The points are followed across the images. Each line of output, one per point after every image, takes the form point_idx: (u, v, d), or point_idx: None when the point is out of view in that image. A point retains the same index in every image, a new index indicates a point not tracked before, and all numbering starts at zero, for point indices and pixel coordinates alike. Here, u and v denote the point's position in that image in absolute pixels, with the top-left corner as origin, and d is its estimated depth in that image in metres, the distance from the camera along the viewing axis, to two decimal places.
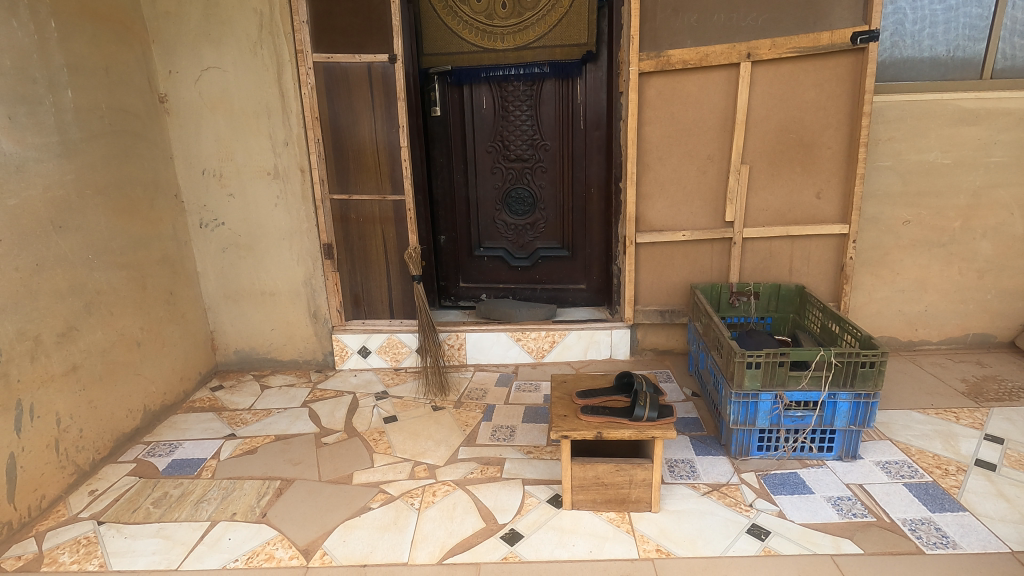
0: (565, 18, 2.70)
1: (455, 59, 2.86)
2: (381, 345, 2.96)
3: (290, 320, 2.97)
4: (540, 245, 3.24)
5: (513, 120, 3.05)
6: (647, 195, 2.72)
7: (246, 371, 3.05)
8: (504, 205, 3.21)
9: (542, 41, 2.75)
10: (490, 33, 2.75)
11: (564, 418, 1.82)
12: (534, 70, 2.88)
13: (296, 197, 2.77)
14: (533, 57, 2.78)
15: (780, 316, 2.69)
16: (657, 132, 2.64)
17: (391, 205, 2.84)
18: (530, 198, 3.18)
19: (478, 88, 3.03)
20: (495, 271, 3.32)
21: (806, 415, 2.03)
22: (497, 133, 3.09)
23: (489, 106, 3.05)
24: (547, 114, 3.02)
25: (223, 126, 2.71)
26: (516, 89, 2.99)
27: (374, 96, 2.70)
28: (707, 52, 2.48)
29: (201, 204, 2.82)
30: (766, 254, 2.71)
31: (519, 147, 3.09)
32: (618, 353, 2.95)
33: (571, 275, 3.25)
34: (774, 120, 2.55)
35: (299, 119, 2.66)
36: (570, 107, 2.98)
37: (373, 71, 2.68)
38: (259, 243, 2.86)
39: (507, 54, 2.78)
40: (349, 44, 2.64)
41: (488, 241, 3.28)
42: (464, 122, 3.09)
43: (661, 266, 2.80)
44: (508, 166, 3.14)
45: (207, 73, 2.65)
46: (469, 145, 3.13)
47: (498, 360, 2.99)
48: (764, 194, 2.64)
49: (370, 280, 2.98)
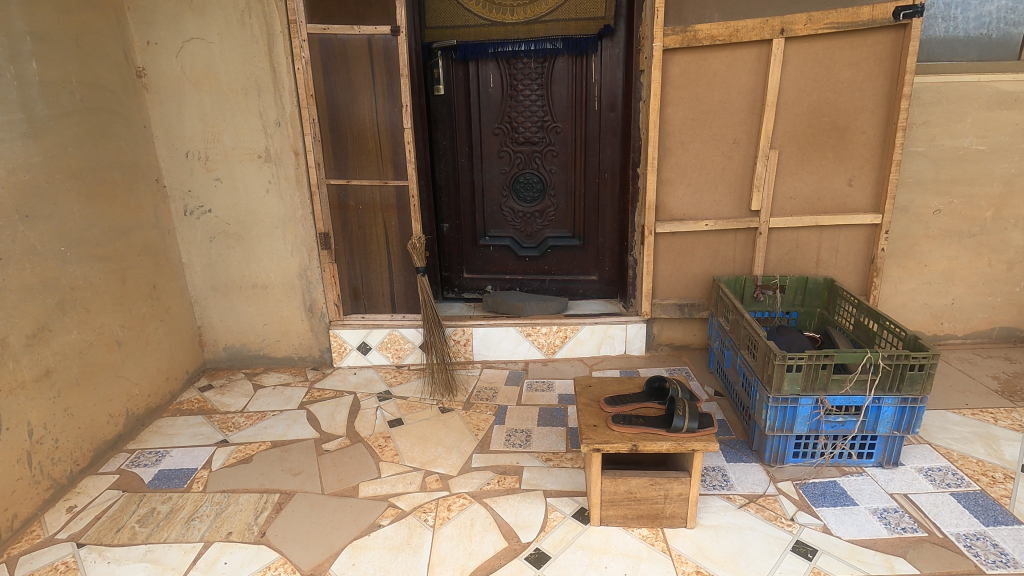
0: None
1: (462, 33, 2.68)
2: (382, 341, 2.78)
3: (285, 314, 2.78)
4: (549, 234, 3.04)
5: (522, 100, 2.85)
6: (667, 181, 2.55)
7: (236, 369, 2.84)
8: (512, 190, 3.01)
9: (554, 15, 2.60)
10: (500, 5, 2.60)
11: (594, 428, 1.66)
12: (546, 45, 2.70)
13: (290, 182, 2.57)
14: (545, 31, 2.63)
15: (806, 311, 2.55)
16: (680, 113, 2.46)
17: (393, 191, 2.59)
18: (539, 184, 2.98)
19: (485, 65, 2.82)
20: (501, 261, 3.13)
21: (848, 421, 1.88)
22: (505, 114, 2.88)
23: (497, 84, 2.84)
24: (559, 93, 2.81)
25: (208, 103, 2.47)
26: (526, 67, 2.79)
27: (374, 72, 2.44)
28: (737, 28, 2.30)
29: (185, 189, 2.58)
30: (793, 245, 2.55)
31: (528, 129, 2.89)
32: (633, 349, 2.83)
33: (582, 265, 3.07)
34: (806, 102, 2.38)
35: (293, 96, 2.44)
36: (583, 86, 2.78)
37: (374, 44, 2.42)
38: (250, 232, 2.65)
39: (517, 28, 2.63)
40: (347, 14, 2.38)
41: (494, 230, 3.09)
42: (469, 101, 2.88)
43: (680, 257, 2.65)
44: (517, 149, 2.93)
45: (189, 45, 2.40)
46: (475, 127, 2.92)
47: (507, 356, 2.84)
48: (794, 180, 2.48)
49: (370, 272, 2.73)
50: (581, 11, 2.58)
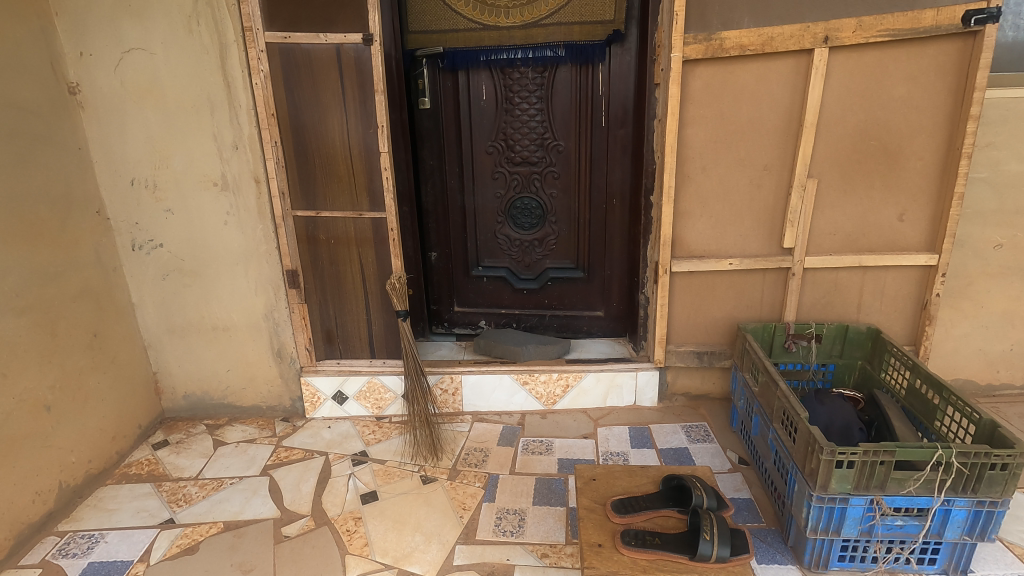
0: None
1: (449, 39, 2.36)
2: (360, 390, 2.47)
3: (250, 359, 2.46)
4: (549, 265, 2.70)
5: (518, 114, 2.49)
6: (686, 213, 2.20)
7: (197, 420, 2.53)
8: (508, 216, 2.66)
9: (554, 18, 2.26)
10: (493, 6, 2.27)
11: (599, 552, 1.33)
12: (545, 53, 2.35)
13: (251, 213, 2.23)
14: (545, 36, 2.29)
15: (845, 363, 2.21)
16: (701, 135, 2.10)
17: (369, 224, 2.24)
18: (538, 209, 2.63)
19: (477, 74, 2.46)
20: (496, 293, 2.80)
21: (909, 524, 1.54)
22: (499, 131, 2.53)
23: (491, 97, 2.49)
24: (561, 107, 2.46)
25: (154, 122, 2.12)
26: (523, 77, 2.43)
27: (344, 87, 2.08)
28: (772, 35, 1.93)
29: (131, 221, 2.25)
30: (831, 287, 2.20)
31: (526, 148, 2.54)
32: (643, 400, 2.49)
33: (586, 299, 2.73)
34: (853, 123, 2.01)
35: (251, 115, 2.10)
36: (589, 99, 2.42)
37: (342, 55, 2.04)
38: (207, 269, 2.32)
39: (512, 32, 2.31)
40: (313, 19, 2.01)
41: (488, 259, 2.75)
42: (459, 116, 2.53)
43: (699, 298, 2.30)
44: (513, 170, 2.58)
45: (129, 56, 2.05)
46: (465, 145, 2.57)
47: (501, 406, 2.51)
48: (835, 213, 2.11)
49: (345, 314, 2.40)
50: (587, 14, 2.23)
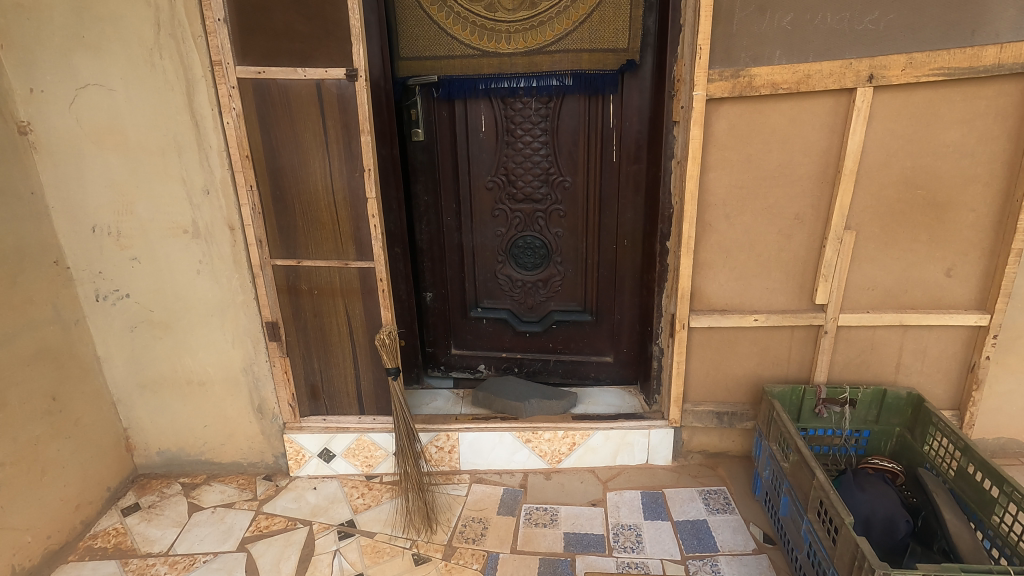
0: (590, 16, 1.98)
1: (445, 66, 2.12)
2: (349, 448, 2.27)
3: (229, 415, 2.27)
4: (554, 307, 2.50)
5: (521, 148, 2.27)
6: (706, 264, 1.98)
7: (173, 478, 2.34)
8: (509, 255, 2.45)
9: (560, 44, 2.04)
10: (493, 31, 2.05)
11: None
12: (551, 82, 2.13)
13: (226, 262, 2.03)
14: (551, 64, 2.06)
15: (881, 430, 2.01)
16: (725, 180, 1.89)
17: (356, 274, 2.03)
18: (542, 248, 2.42)
19: (475, 104, 2.24)
20: (496, 336, 2.60)
21: None
22: (499, 165, 2.32)
23: (491, 128, 2.27)
24: (567, 140, 2.24)
25: (116, 165, 1.91)
26: (525, 108, 2.21)
27: (326, 126, 1.86)
28: (808, 73, 1.71)
29: (94, 271, 2.04)
30: (866, 346, 1.99)
31: (528, 184, 2.32)
32: (656, 458, 2.30)
33: (593, 344, 2.53)
34: (896, 169, 1.79)
35: (223, 158, 1.89)
36: (598, 132, 2.20)
37: (324, 92, 1.83)
38: (180, 321, 2.12)
39: (514, 60, 2.08)
40: (290, 52, 1.79)
41: (488, 300, 2.55)
42: (456, 149, 2.31)
43: (719, 355, 2.10)
44: (515, 208, 2.37)
45: (86, 93, 1.83)
46: (462, 180, 2.36)
47: (502, 465, 2.31)
48: (874, 267, 1.90)
49: (332, 368, 2.20)
50: (597, 40, 2.00)
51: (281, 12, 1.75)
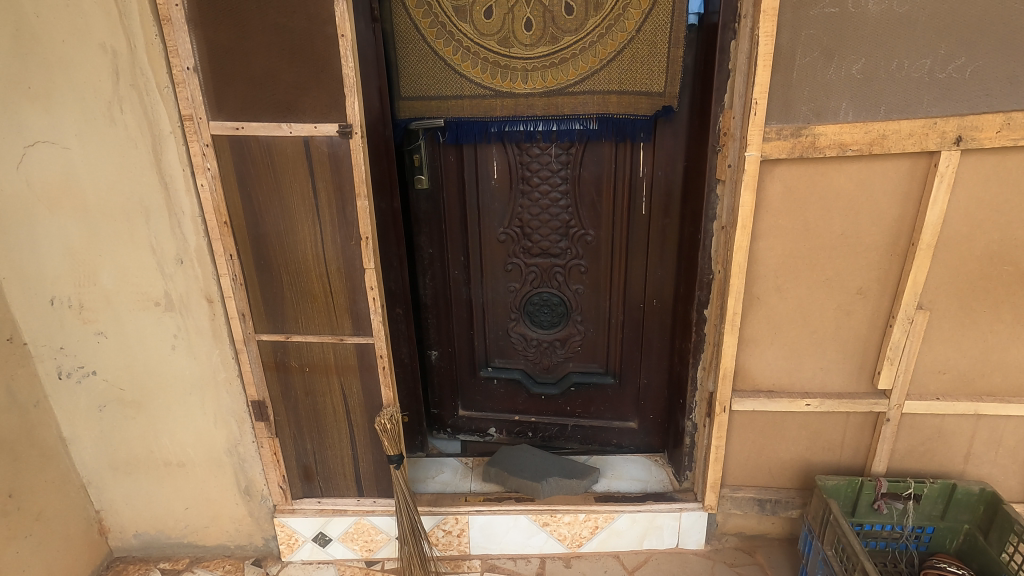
0: (621, 54, 1.72)
1: (452, 107, 1.86)
2: (346, 532, 2.04)
3: (213, 497, 2.03)
4: (573, 368, 2.26)
5: (537, 198, 2.02)
6: (752, 340, 1.74)
7: (152, 563, 2.11)
8: (523, 313, 2.20)
9: (586, 85, 1.77)
10: (507, 69, 1.79)
11: None
12: (573, 126, 1.87)
13: (204, 337, 1.78)
14: (573, 106, 1.80)
15: (947, 527, 1.77)
16: (777, 249, 1.63)
17: (353, 350, 1.79)
18: (560, 306, 2.17)
19: (486, 149, 1.98)
20: (508, 397, 2.36)
21: None
22: (513, 216, 2.06)
23: (503, 176, 2.01)
24: (591, 190, 1.98)
25: (74, 231, 1.65)
26: (543, 154, 1.95)
27: (315, 189, 1.59)
28: (882, 132, 1.46)
29: (55, 347, 1.79)
30: (933, 433, 1.75)
31: (546, 237, 2.07)
32: (688, 542, 2.06)
33: (616, 408, 2.29)
34: (980, 242, 1.54)
35: (198, 224, 1.64)
36: (626, 182, 1.94)
37: (312, 150, 1.55)
38: (154, 399, 1.87)
39: (531, 101, 1.82)
40: (272, 104, 1.52)
41: (499, 360, 2.30)
42: (464, 198, 2.06)
43: (763, 438, 1.86)
44: (530, 262, 2.12)
45: (34, 152, 1.56)
46: (471, 231, 2.10)
47: (516, 548, 2.08)
48: (947, 349, 1.65)
49: (326, 448, 1.96)
50: (627, 81, 1.74)
51: (260, 58, 1.48)
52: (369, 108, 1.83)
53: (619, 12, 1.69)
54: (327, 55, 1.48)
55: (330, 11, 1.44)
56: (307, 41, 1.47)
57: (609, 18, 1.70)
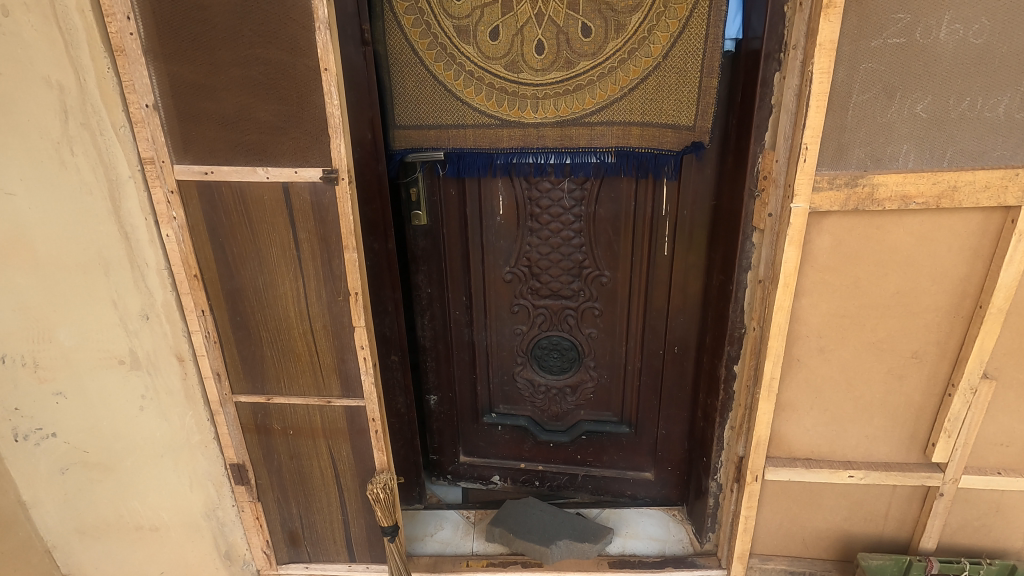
0: (645, 82, 1.52)
1: (453, 137, 1.67)
2: None
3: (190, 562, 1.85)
4: (584, 416, 2.07)
5: (547, 235, 1.82)
6: (789, 406, 1.55)
7: None
8: (530, 357, 2.01)
9: (603, 115, 1.58)
10: (515, 96, 1.60)
11: None
12: (588, 159, 1.67)
13: (176, 398, 1.60)
14: (589, 138, 1.61)
15: None
16: (823, 309, 1.44)
17: (342, 412, 1.60)
18: (570, 351, 1.98)
19: (491, 182, 1.78)
20: (514, 444, 2.17)
21: None
22: (520, 255, 1.86)
23: (509, 211, 1.81)
24: (607, 228, 1.78)
25: (25, 283, 1.42)
26: (554, 189, 1.75)
27: (297, 240, 1.40)
28: (953, 184, 1.27)
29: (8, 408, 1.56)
30: (989, 509, 1.57)
31: (556, 278, 1.87)
32: None
33: (631, 458, 2.11)
34: None
35: (165, 278, 1.45)
36: (646, 221, 1.74)
37: (292, 198, 1.36)
38: (122, 462, 1.68)
39: (542, 132, 1.62)
40: (246, 144, 1.32)
41: (504, 405, 2.12)
42: (466, 235, 1.86)
43: (798, 508, 1.67)
44: (538, 304, 1.92)
45: None
46: (474, 270, 1.91)
47: None
48: (1010, 420, 1.47)
49: (314, 512, 1.78)
50: (650, 112, 1.54)
51: (231, 94, 1.29)
52: (361, 140, 1.61)
53: (643, 35, 1.49)
54: (310, 91, 1.28)
55: (312, 40, 1.24)
56: (285, 75, 1.27)
57: (631, 41, 1.50)
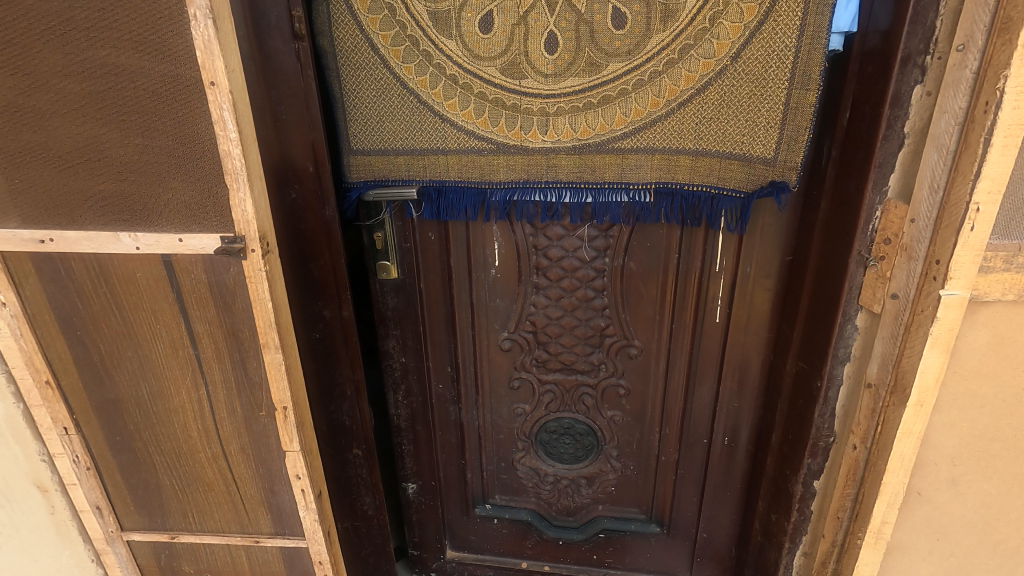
0: (702, 95, 1.06)
1: (428, 166, 1.21)
2: None
3: None
4: (604, 512, 1.63)
5: (557, 295, 1.36)
6: (899, 549, 1.11)
7: None
8: (534, 442, 1.56)
9: (639, 139, 1.12)
10: (516, 112, 1.14)
11: None
12: (616, 198, 1.20)
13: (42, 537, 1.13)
14: (620, 171, 1.15)
15: None
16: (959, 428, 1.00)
17: (276, 553, 1.15)
18: (587, 436, 1.53)
19: (483, 227, 1.32)
20: (513, 541, 1.73)
21: None
22: (522, 318, 1.40)
23: (507, 263, 1.35)
24: (638, 287, 1.33)
25: None
26: (568, 236, 1.29)
27: (192, 335, 0.95)
28: None
29: None
30: None
31: (568, 348, 1.42)
32: None
33: (661, 562, 1.67)
34: None
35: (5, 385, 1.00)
36: (693, 280, 1.29)
37: (178, 277, 0.91)
38: None
39: (553, 161, 1.17)
40: (96, 195, 0.88)
41: (501, 496, 1.67)
42: (450, 292, 1.41)
43: None
44: (545, 379, 1.47)
45: None
46: (461, 336, 1.46)
47: None
48: None
49: None
50: (708, 137, 1.09)
51: (66, 123, 0.85)
52: (300, 175, 1.15)
53: (703, 26, 1.02)
54: (184, 113, 0.82)
55: (188, 37, 0.79)
56: (144, 90, 0.82)
57: (684, 35, 1.04)
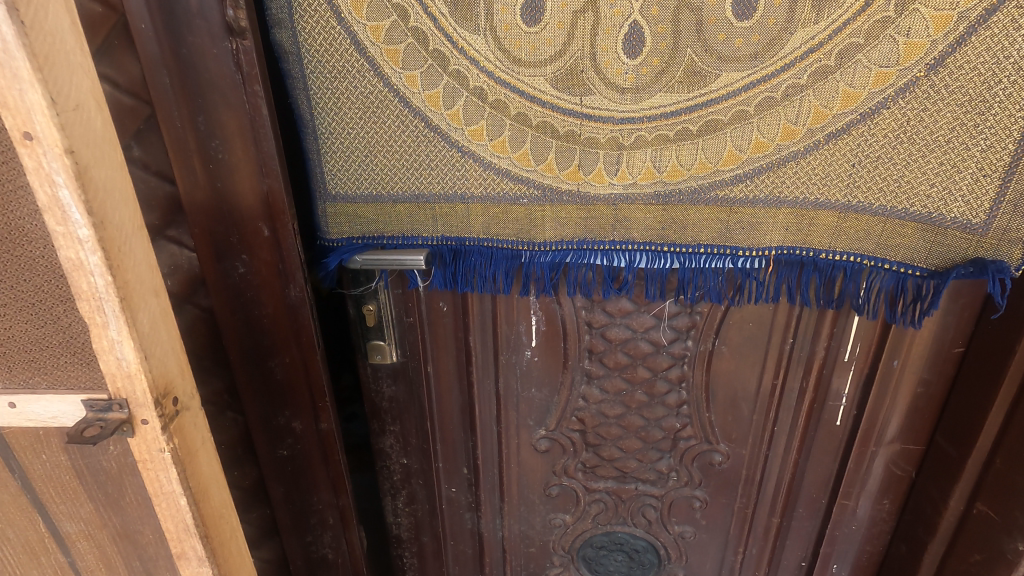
0: (872, 123, 0.69)
1: (440, 219, 0.83)
2: None
3: None
4: None
5: (617, 387, 0.99)
6: None
7: None
8: (577, 558, 1.20)
9: (760, 187, 0.74)
10: (573, 143, 0.76)
11: None
12: (716, 266, 0.81)
13: None
14: (724, 232, 0.78)
15: None
16: None
17: None
18: (646, 554, 1.17)
19: (518, 298, 0.94)
20: None
21: None
22: (566, 413, 1.03)
23: (552, 345, 0.97)
24: (731, 379, 0.96)
25: None
26: (637, 313, 0.92)
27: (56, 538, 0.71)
28: None
29: None
30: None
31: (628, 453, 1.05)
32: None
33: None
34: None
35: None
36: (812, 372, 0.93)
37: (21, 456, 0.66)
38: None
39: (624, 215, 0.79)
40: None
41: None
42: (467, 380, 1.03)
43: None
44: (594, 488, 1.11)
45: None
46: (483, 433, 1.08)
47: None
48: None
49: None
50: (870, 185, 0.72)
51: None
52: (247, 241, 0.77)
53: (885, 14, 0.64)
54: None
55: None
56: None
57: (851, 29, 0.65)
